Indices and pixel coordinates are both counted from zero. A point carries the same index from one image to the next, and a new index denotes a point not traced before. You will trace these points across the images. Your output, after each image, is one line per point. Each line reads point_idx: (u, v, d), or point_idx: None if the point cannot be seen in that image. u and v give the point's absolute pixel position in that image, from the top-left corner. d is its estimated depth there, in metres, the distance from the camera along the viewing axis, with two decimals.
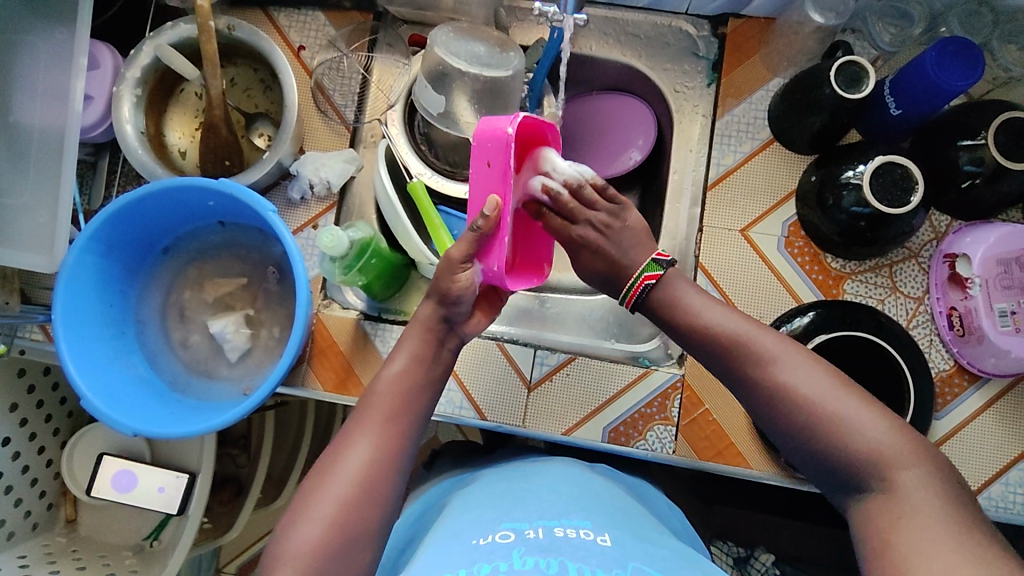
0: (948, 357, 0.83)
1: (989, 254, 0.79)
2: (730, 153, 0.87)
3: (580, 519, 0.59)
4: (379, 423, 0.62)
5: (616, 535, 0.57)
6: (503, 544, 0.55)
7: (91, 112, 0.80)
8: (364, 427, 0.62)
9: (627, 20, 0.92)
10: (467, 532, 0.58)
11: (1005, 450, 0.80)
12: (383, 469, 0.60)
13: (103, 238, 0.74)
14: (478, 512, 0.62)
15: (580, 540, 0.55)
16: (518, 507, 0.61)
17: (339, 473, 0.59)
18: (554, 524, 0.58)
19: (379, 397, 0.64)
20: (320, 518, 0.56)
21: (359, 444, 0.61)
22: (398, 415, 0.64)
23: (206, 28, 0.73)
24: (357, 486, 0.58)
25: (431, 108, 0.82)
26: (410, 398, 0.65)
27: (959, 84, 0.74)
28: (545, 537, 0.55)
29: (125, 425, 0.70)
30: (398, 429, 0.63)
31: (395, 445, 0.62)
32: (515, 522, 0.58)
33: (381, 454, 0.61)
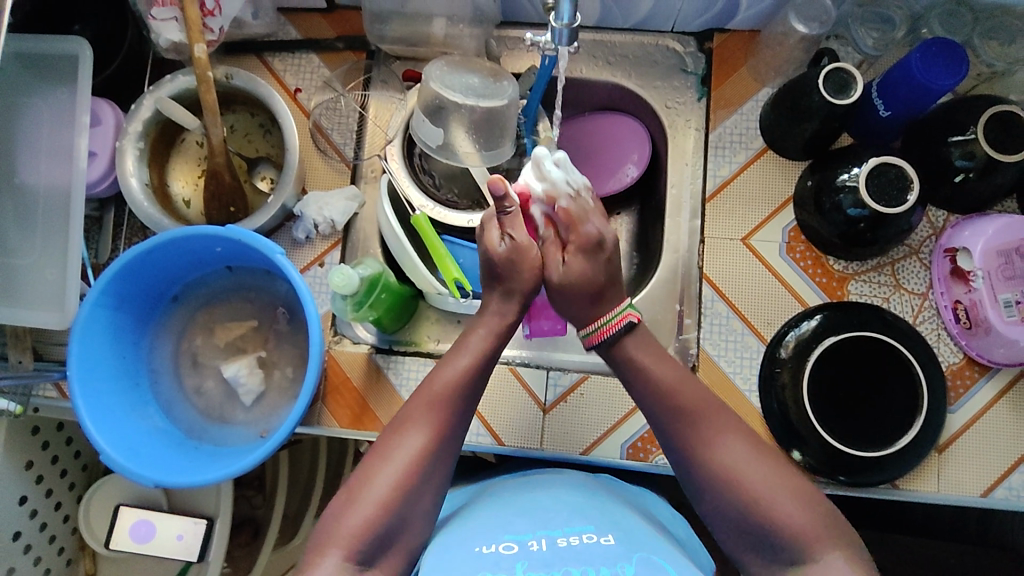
0: (957, 350, 0.83)
1: (990, 245, 0.80)
2: (725, 164, 0.89)
3: (582, 525, 0.61)
4: (436, 411, 0.65)
5: (619, 534, 0.60)
6: (506, 557, 0.58)
7: (95, 168, 0.80)
8: (420, 418, 0.64)
9: (615, 42, 0.94)
10: (473, 538, 0.61)
11: (1022, 438, 0.81)
12: (432, 460, 0.63)
13: (114, 292, 0.75)
14: (483, 518, 0.64)
15: (583, 550, 0.58)
16: (519, 513, 0.64)
17: (394, 460, 0.62)
18: (555, 534, 0.60)
19: (438, 389, 0.66)
20: (371, 501, 0.60)
21: (415, 431, 0.63)
22: (452, 410, 0.65)
23: (204, 79, 0.76)
24: (407, 473, 0.61)
25: (430, 141, 0.83)
26: (466, 394, 0.66)
27: (946, 84, 0.76)
28: (547, 549, 0.58)
29: (146, 477, 0.70)
30: (452, 422, 0.65)
31: (447, 439, 0.64)
32: (517, 531, 0.61)
33: (435, 444, 0.63)
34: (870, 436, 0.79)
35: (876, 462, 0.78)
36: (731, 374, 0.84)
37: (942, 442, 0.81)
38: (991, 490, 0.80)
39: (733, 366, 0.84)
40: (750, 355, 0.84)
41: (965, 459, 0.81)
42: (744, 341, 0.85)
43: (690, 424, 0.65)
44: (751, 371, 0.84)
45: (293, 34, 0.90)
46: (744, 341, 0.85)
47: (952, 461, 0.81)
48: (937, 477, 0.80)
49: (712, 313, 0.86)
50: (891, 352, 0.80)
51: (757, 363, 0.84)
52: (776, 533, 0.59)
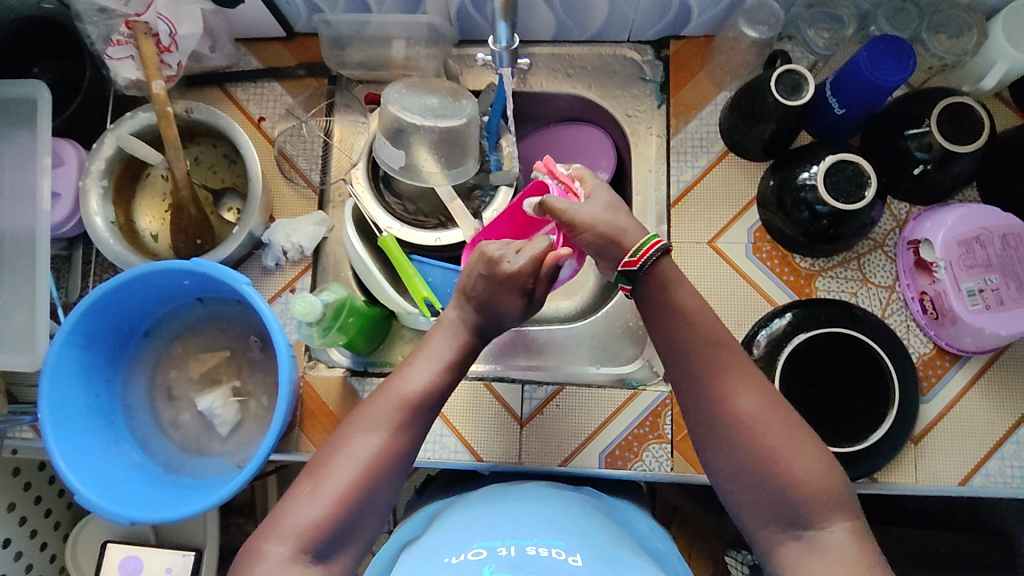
0: (927, 340, 0.84)
1: (950, 236, 0.80)
2: (688, 169, 0.90)
3: (554, 538, 0.60)
4: (397, 412, 0.65)
5: (587, 554, 0.58)
6: (473, 563, 0.56)
7: (60, 208, 0.81)
8: (381, 417, 0.65)
9: (573, 54, 0.95)
10: (442, 549, 0.59)
11: (997, 423, 0.81)
12: (390, 459, 0.64)
13: (83, 331, 0.75)
14: (455, 530, 0.63)
15: (553, 560, 0.56)
16: (491, 522, 0.62)
17: (349, 455, 0.63)
18: (525, 543, 0.58)
19: (402, 392, 0.66)
20: (325, 495, 0.60)
21: (374, 430, 0.64)
22: (411, 411, 0.66)
23: (164, 114, 0.77)
24: (363, 471, 0.62)
25: (393, 163, 0.84)
26: (429, 398, 0.67)
27: (892, 80, 0.77)
28: (517, 555, 0.57)
29: (121, 514, 0.70)
30: (411, 422, 0.66)
31: (406, 439, 0.65)
32: (488, 539, 0.59)
33: (395, 444, 0.64)
34: (842, 430, 0.79)
35: (852, 457, 0.78)
36: None
37: (918, 432, 0.82)
38: (969, 478, 0.80)
39: None
40: None
41: (942, 449, 0.81)
42: None
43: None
44: None
45: (254, 64, 0.91)
46: None
47: (929, 451, 0.81)
48: (915, 468, 0.81)
49: None
50: (859, 344, 0.81)
51: None
52: None
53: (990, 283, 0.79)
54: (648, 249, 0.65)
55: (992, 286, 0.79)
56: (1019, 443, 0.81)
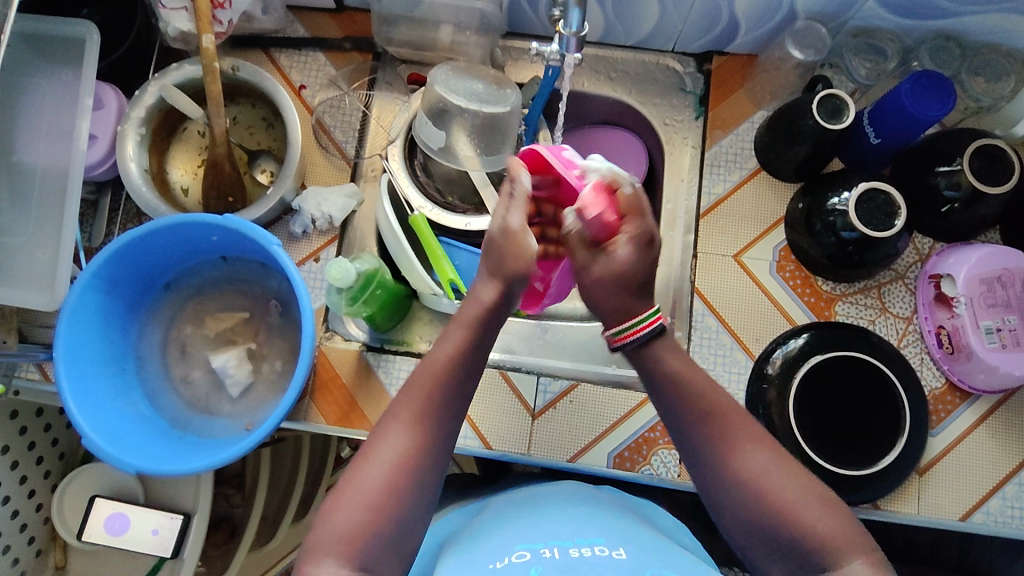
0: (940, 374, 0.85)
1: (972, 273, 0.82)
2: (720, 182, 0.91)
3: (594, 537, 0.61)
4: (417, 409, 0.63)
5: (631, 548, 0.59)
6: (520, 565, 0.57)
7: (95, 151, 0.80)
8: (401, 419, 0.63)
9: (617, 58, 0.96)
10: (483, 555, 0.60)
11: (1001, 463, 0.82)
12: (418, 461, 0.61)
13: (106, 275, 0.74)
14: (493, 539, 0.63)
15: (596, 557, 0.57)
16: (531, 526, 0.64)
17: (375, 460, 0.60)
18: (567, 544, 0.60)
19: (420, 390, 0.64)
20: (358, 505, 0.58)
21: (396, 432, 0.62)
22: (428, 406, 0.63)
23: (211, 69, 0.76)
24: (393, 477, 0.60)
25: (431, 143, 0.84)
26: (444, 389, 0.64)
27: (933, 114, 0.78)
28: (560, 557, 0.57)
29: (128, 464, 0.69)
30: (433, 419, 0.63)
31: (430, 438, 0.62)
32: (529, 543, 0.60)
33: (418, 445, 0.62)
34: (852, 454, 0.80)
35: (858, 481, 0.79)
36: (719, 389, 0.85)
37: (923, 464, 0.82)
38: (970, 514, 0.81)
39: (721, 381, 0.85)
40: (738, 370, 0.85)
41: (945, 483, 0.82)
42: (733, 356, 0.86)
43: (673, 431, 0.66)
44: (738, 386, 0.85)
45: (301, 32, 0.92)
46: (733, 356, 0.86)
47: (933, 484, 0.82)
48: (918, 500, 0.82)
49: (702, 326, 0.87)
50: (876, 372, 0.82)
51: (744, 378, 0.85)
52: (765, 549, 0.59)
53: (1008, 324, 0.80)
54: (636, 329, 0.66)
55: (1010, 326, 0.80)
56: (1020, 486, 0.82)
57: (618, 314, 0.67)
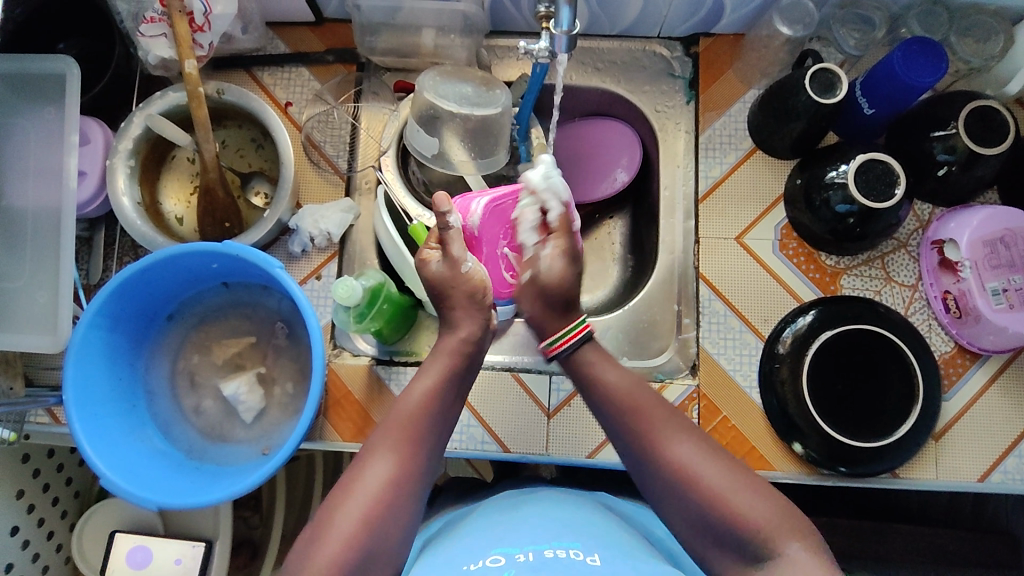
0: (948, 339, 0.85)
1: (975, 236, 0.82)
2: (716, 165, 0.90)
3: (569, 540, 0.61)
4: (401, 440, 0.65)
5: (605, 553, 0.59)
6: (493, 568, 0.57)
7: (85, 187, 0.79)
8: (383, 448, 0.64)
9: (603, 48, 0.95)
10: (460, 560, 0.60)
11: (1013, 422, 0.83)
12: (402, 488, 0.62)
13: (109, 312, 0.73)
14: (468, 544, 0.63)
15: (571, 560, 0.57)
16: (514, 530, 0.63)
17: (360, 489, 0.61)
18: (543, 548, 0.59)
19: (401, 416, 0.66)
20: (341, 529, 0.59)
21: (381, 460, 0.63)
22: (412, 437, 0.65)
23: (196, 94, 0.75)
24: (376, 500, 0.60)
25: (425, 151, 0.83)
26: (424, 419, 0.67)
27: (927, 80, 0.77)
28: (534, 559, 0.57)
29: (149, 501, 0.68)
30: (416, 449, 0.65)
31: (414, 466, 0.64)
32: (506, 546, 0.60)
33: (401, 470, 0.63)
34: (862, 428, 0.80)
35: (876, 452, 0.79)
36: (731, 372, 0.85)
37: (939, 429, 0.83)
38: (988, 474, 0.82)
39: (733, 364, 0.85)
40: (749, 352, 0.85)
41: (961, 446, 0.83)
42: (743, 338, 0.86)
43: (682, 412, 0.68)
44: (750, 368, 0.85)
45: (282, 48, 0.90)
46: (743, 338, 0.86)
47: (949, 448, 0.82)
48: (935, 465, 0.82)
49: (710, 312, 0.87)
50: (886, 344, 0.82)
51: (756, 359, 0.85)
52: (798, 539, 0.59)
53: (1014, 283, 0.80)
54: (569, 336, 0.72)
55: (1016, 286, 0.80)
56: None
57: (560, 320, 0.74)
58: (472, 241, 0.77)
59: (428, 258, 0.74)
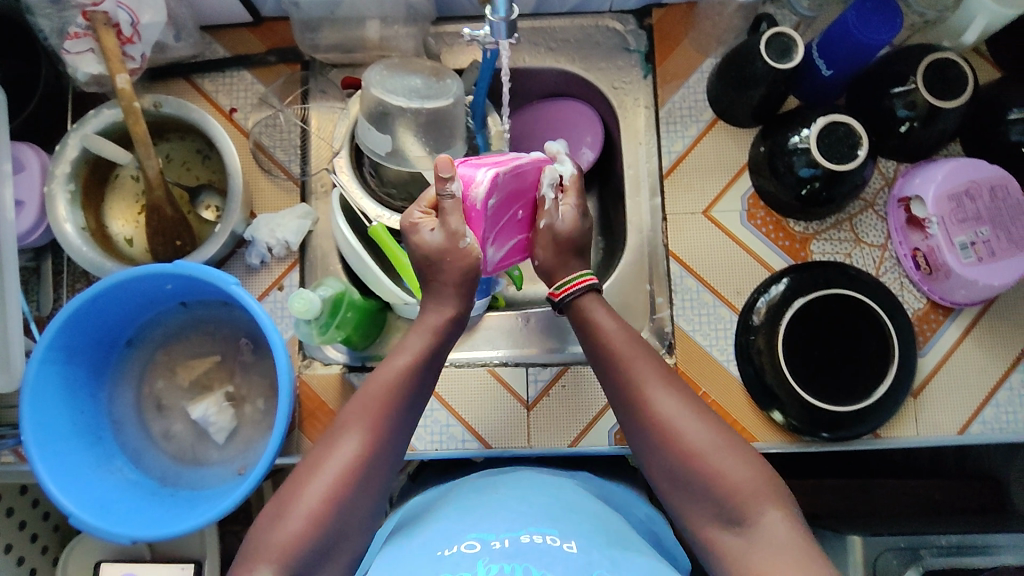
0: (921, 295, 0.85)
1: (940, 191, 0.81)
2: (678, 139, 0.89)
3: (547, 526, 0.58)
4: (373, 417, 0.63)
5: (582, 541, 0.56)
6: (468, 556, 0.54)
7: (25, 217, 0.76)
8: (355, 422, 0.63)
9: (554, 27, 0.93)
10: (433, 543, 0.57)
11: (989, 372, 0.84)
12: (370, 466, 0.62)
13: (62, 346, 0.70)
14: (443, 525, 0.60)
15: (546, 548, 0.54)
16: (491, 512, 0.60)
17: (327, 465, 0.61)
18: (520, 533, 0.56)
19: (377, 390, 0.65)
20: (307, 503, 0.59)
21: (350, 437, 0.62)
22: (384, 415, 0.64)
23: (132, 110, 0.72)
24: (344, 476, 0.60)
25: (378, 149, 0.81)
26: (399, 397, 0.65)
27: (881, 37, 0.76)
28: (510, 546, 0.54)
29: (120, 535, 0.66)
30: (388, 427, 0.64)
31: (383, 444, 0.63)
32: (484, 531, 0.57)
33: (372, 445, 0.62)
34: (837, 391, 0.80)
35: (857, 415, 0.79)
36: (708, 348, 0.84)
37: (917, 386, 0.83)
38: (967, 426, 0.83)
39: (709, 339, 0.84)
40: (724, 326, 0.85)
41: (939, 401, 0.83)
42: (717, 313, 0.85)
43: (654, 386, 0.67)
44: (726, 341, 0.84)
45: (221, 52, 0.86)
46: (717, 313, 0.85)
47: (927, 403, 0.83)
48: (915, 422, 0.83)
49: (682, 289, 0.86)
50: (859, 307, 0.82)
51: (731, 333, 0.85)
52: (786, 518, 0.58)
53: (981, 236, 0.80)
54: (574, 283, 0.71)
55: (983, 238, 0.80)
56: (1011, 390, 0.83)
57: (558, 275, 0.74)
58: (471, 215, 0.66)
59: (419, 224, 0.68)
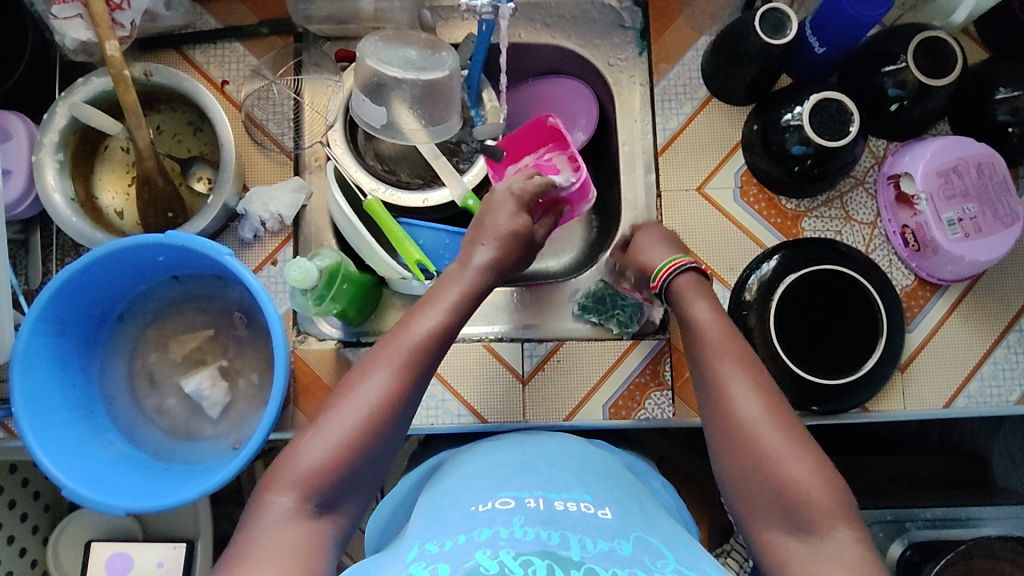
0: (909, 272, 0.87)
1: (929, 168, 0.83)
2: (673, 116, 0.89)
3: (580, 493, 0.57)
4: (404, 358, 0.62)
5: (616, 509, 0.55)
6: (503, 511, 0.52)
7: (12, 187, 0.74)
8: (383, 360, 0.62)
9: (550, 3, 0.92)
10: (464, 502, 0.56)
11: (974, 347, 0.85)
12: (398, 405, 0.61)
13: (52, 317, 0.69)
14: (478, 484, 0.59)
15: (580, 514, 0.53)
16: (521, 475, 0.60)
17: (354, 399, 0.60)
18: (553, 496, 0.55)
19: (408, 339, 0.62)
20: (328, 442, 0.58)
21: (379, 374, 0.61)
22: (416, 357, 0.62)
23: (122, 78, 0.70)
24: (368, 418, 0.59)
25: (373, 121, 0.80)
26: (433, 343, 0.63)
27: (874, 14, 0.77)
28: (545, 509, 0.53)
29: (114, 507, 0.66)
30: (418, 369, 0.62)
31: (411, 384, 0.61)
32: (514, 491, 0.56)
33: (397, 391, 0.60)
34: (827, 366, 0.82)
35: (845, 389, 0.81)
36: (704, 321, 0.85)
37: (904, 361, 0.85)
38: (952, 400, 0.85)
39: None
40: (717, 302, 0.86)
41: (926, 375, 0.85)
42: None
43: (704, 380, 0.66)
44: None
45: (212, 23, 0.85)
46: None
47: (914, 378, 0.85)
48: (903, 396, 0.84)
49: None
50: (850, 284, 0.83)
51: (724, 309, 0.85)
52: (781, 485, 0.58)
53: (968, 213, 0.81)
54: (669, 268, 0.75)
55: (970, 215, 0.81)
56: (994, 364, 0.85)
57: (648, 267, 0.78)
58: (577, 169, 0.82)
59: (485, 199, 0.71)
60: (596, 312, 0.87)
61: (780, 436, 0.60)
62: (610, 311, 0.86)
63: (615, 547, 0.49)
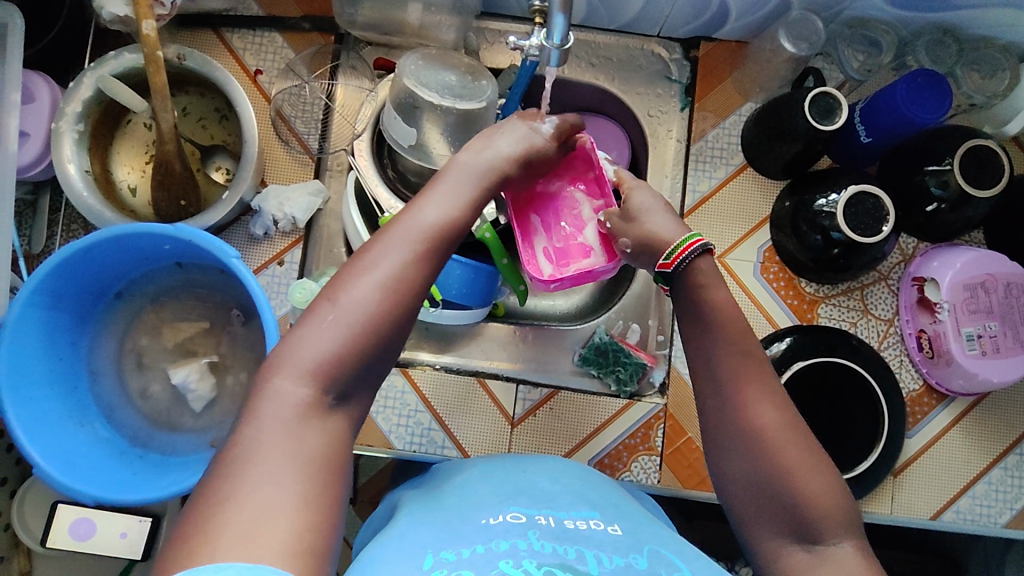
0: (917, 376, 0.85)
1: (957, 279, 0.80)
2: (705, 179, 0.87)
3: (586, 509, 0.53)
4: (422, 236, 0.53)
5: (627, 525, 0.51)
6: (516, 526, 0.48)
7: (27, 150, 0.73)
8: (398, 238, 0.53)
9: (599, 43, 0.90)
10: (471, 512, 0.51)
11: (971, 463, 0.84)
12: (417, 286, 0.52)
13: (48, 290, 0.68)
14: (481, 497, 0.54)
15: (593, 530, 0.49)
16: (527, 490, 0.55)
17: (368, 276, 0.50)
18: (562, 513, 0.51)
19: (423, 223, 0.55)
20: (342, 322, 0.48)
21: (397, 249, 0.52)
22: (434, 241, 0.54)
23: (154, 59, 0.67)
24: (388, 298, 0.50)
25: (402, 140, 0.79)
26: (450, 230, 0.55)
27: (928, 117, 0.76)
28: (558, 527, 0.49)
29: (84, 495, 0.65)
30: (435, 253, 0.54)
31: (430, 268, 0.53)
32: (523, 505, 0.51)
33: (417, 270, 0.52)
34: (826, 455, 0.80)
35: None
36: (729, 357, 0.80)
37: (898, 466, 0.83)
38: (940, 513, 0.83)
39: None
40: None
41: (918, 485, 0.83)
42: None
43: (710, 393, 0.60)
44: None
45: (254, 10, 0.83)
46: None
47: (906, 485, 0.83)
48: (892, 501, 0.83)
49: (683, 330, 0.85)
50: (857, 378, 0.81)
51: None
52: None
53: (989, 330, 0.79)
54: (683, 249, 0.63)
55: (991, 332, 0.79)
56: (989, 485, 0.83)
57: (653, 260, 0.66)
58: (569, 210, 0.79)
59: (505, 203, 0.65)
60: (597, 365, 0.85)
61: (794, 450, 0.55)
62: (611, 367, 0.84)
63: (632, 562, 0.46)
